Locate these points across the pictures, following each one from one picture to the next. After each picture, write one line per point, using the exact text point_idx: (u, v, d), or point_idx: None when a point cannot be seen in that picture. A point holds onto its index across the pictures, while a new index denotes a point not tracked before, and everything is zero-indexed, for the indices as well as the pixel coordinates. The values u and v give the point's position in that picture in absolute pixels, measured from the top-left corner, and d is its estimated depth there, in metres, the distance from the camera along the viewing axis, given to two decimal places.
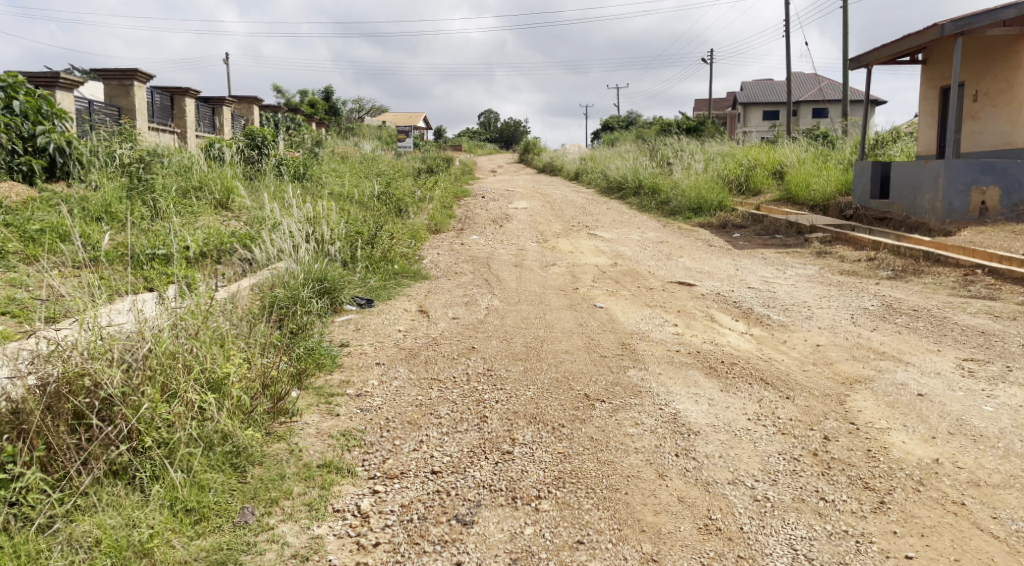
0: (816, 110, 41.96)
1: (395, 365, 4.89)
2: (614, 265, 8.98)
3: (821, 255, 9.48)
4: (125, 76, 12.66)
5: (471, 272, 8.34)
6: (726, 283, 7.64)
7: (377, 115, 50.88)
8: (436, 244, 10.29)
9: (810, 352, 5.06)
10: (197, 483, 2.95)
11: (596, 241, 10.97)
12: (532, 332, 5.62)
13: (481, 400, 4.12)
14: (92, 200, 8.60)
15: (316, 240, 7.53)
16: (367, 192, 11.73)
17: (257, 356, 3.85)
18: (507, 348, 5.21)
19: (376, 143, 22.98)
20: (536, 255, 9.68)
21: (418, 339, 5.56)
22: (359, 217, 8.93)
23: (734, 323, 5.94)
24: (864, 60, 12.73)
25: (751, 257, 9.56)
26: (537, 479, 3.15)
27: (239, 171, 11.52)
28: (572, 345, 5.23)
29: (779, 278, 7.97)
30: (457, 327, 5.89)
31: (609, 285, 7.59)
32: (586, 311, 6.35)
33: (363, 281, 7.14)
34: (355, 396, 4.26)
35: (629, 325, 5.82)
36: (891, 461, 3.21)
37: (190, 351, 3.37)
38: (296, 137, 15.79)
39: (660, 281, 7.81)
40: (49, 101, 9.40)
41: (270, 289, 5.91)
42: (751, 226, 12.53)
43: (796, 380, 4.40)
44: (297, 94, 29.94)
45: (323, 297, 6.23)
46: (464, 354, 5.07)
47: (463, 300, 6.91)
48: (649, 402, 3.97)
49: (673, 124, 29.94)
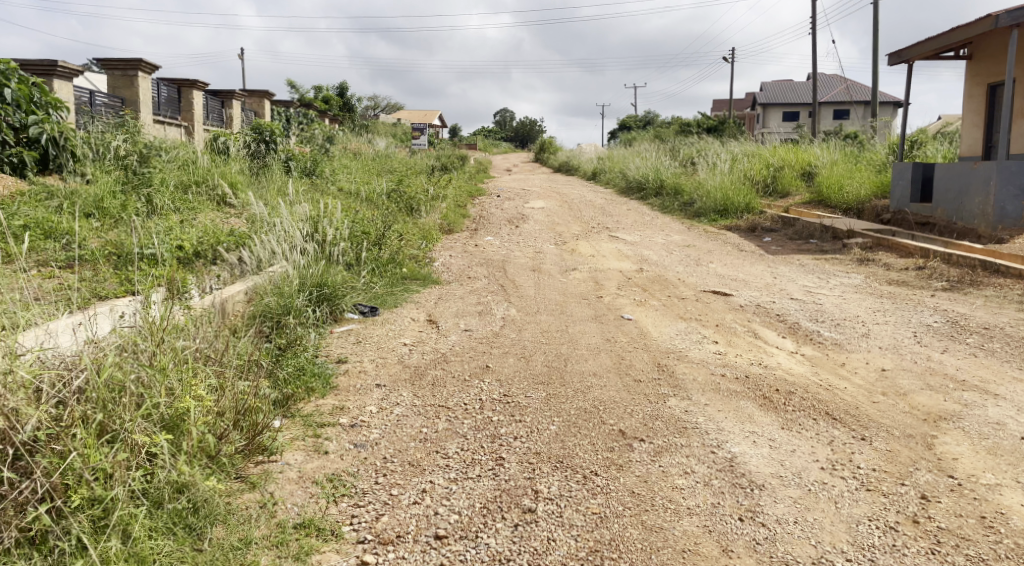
0: (838, 113, 41.13)
1: (398, 388, 4.26)
2: (640, 271, 8.31)
3: (863, 263, 8.77)
4: (129, 66, 12.07)
5: (485, 276, 7.72)
6: (766, 292, 6.97)
7: (393, 112, 50.34)
8: (448, 245, 9.67)
9: (876, 379, 4.39)
10: (137, 555, 2.33)
11: (618, 244, 10.32)
12: (554, 349, 4.97)
13: (496, 436, 3.48)
14: (83, 195, 8.04)
15: (317, 241, 6.93)
16: (376, 189, 11.13)
17: (231, 380, 3.23)
18: (526, 368, 4.57)
19: (389, 139, 22.40)
20: (555, 258, 9.04)
21: (426, 355, 4.94)
22: (366, 216, 8.31)
23: (781, 342, 5.30)
24: (904, 55, 12.01)
25: (786, 263, 8.88)
26: (567, 551, 2.55)
27: (244, 167, 10.93)
28: (600, 366, 4.57)
29: (822, 287, 7.27)
30: (469, 341, 5.26)
31: (636, 294, 6.96)
32: (614, 324, 5.70)
33: (368, 287, 6.53)
34: (348, 428, 3.63)
35: (663, 342, 5.17)
36: (1016, 535, 2.58)
37: (141, 382, 2.75)
38: (306, 132, 15.20)
39: (691, 289, 7.14)
40: (43, 90, 8.82)
41: (261, 296, 5.29)
42: (782, 230, 11.83)
43: (868, 415, 3.73)
44: (311, 90, 29.45)
45: (322, 304, 5.62)
46: (476, 376, 4.43)
47: (476, 308, 6.29)
48: (697, 444, 3.32)
49: (694, 123, 29.16)
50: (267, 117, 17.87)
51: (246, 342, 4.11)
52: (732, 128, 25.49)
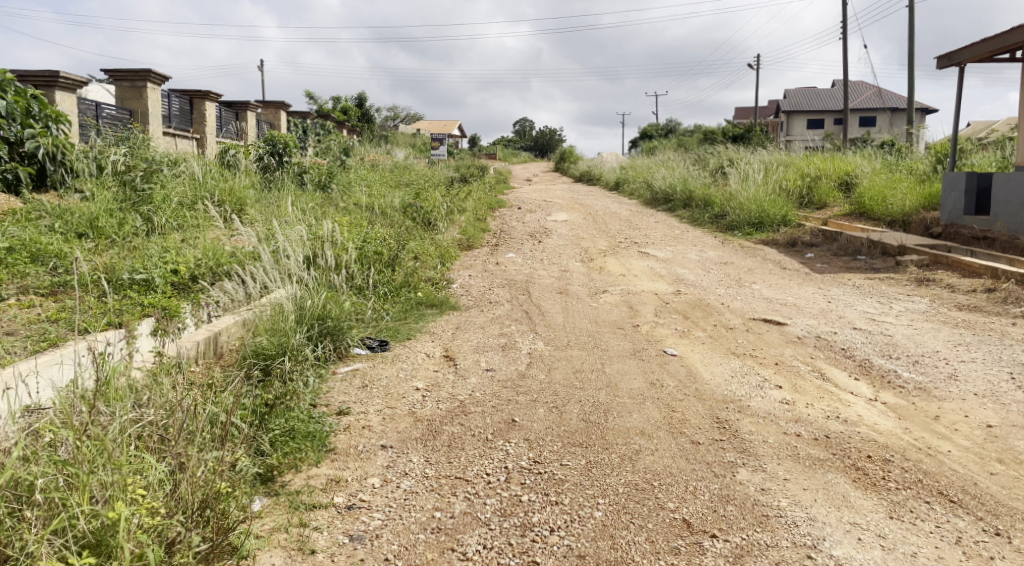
0: (864, 120, 40.11)
1: (407, 451, 3.57)
2: (677, 293, 7.57)
3: (922, 283, 7.97)
4: (137, 77, 11.53)
5: (508, 300, 7.03)
6: (823, 320, 6.21)
7: (412, 123, 49.86)
8: (468, 263, 9.00)
9: (987, 439, 3.64)
10: None
11: (650, 261, 9.57)
12: (591, 396, 4.27)
13: (526, 527, 2.84)
14: (76, 215, 7.40)
15: (319, 269, 6.33)
16: (391, 203, 10.48)
17: (190, 460, 2.60)
18: (560, 423, 3.84)
19: (408, 150, 21.76)
20: (582, 278, 8.31)
21: (441, 404, 4.23)
22: (378, 232, 7.67)
23: (855, 385, 4.56)
24: (955, 57, 11.21)
25: (838, 284, 8.10)
26: None
27: (255, 182, 10.35)
28: (647, 421, 3.84)
29: (886, 313, 6.50)
30: (491, 384, 4.57)
31: (678, 322, 6.23)
32: (656, 361, 4.99)
33: (377, 317, 5.86)
34: (344, 511, 2.97)
35: (717, 386, 4.43)
36: None
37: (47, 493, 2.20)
38: (322, 144, 14.60)
39: (739, 316, 6.39)
40: (42, 102, 8.22)
41: (254, 337, 4.64)
42: (823, 245, 11.03)
43: (994, 495, 3.00)
44: (330, 101, 28.90)
45: (324, 341, 5.01)
46: (500, 434, 3.73)
47: (499, 341, 5.60)
48: (787, 543, 2.66)
49: (719, 132, 28.34)
50: (283, 128, 17.26)
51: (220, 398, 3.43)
52: (758, 135, 24.63)
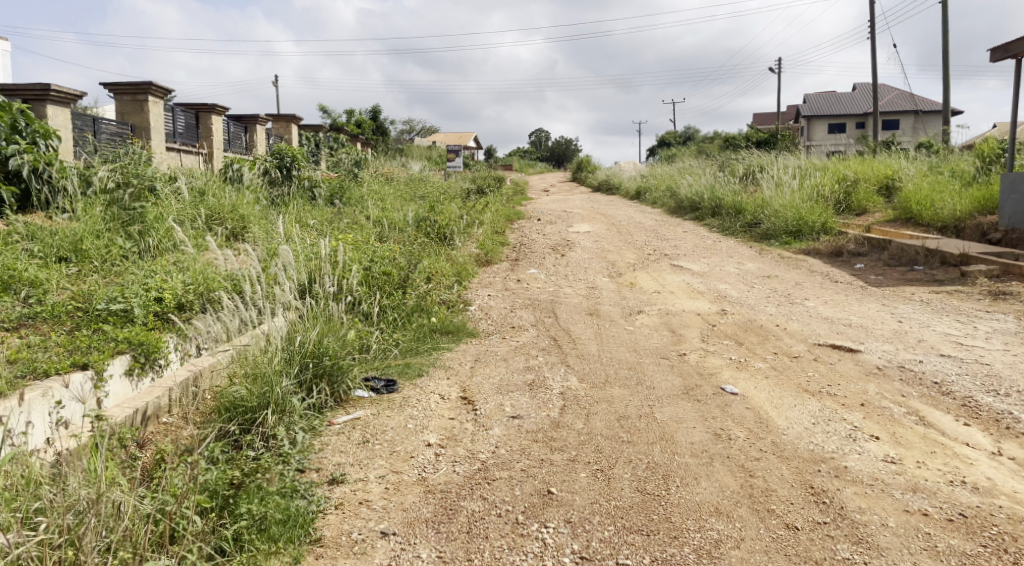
0: (889, 123, 38.99)
1: (414, 540, 2.77)
2: (723, 314, 6.70)
3: (998, 298, 7.07)
4: (139, 90, 10.77)
5: (533, 324, 6.22)
6: (902, 345, 5.33)
7: (428, 137, 49.30)
8: (486, 281, 8.19)
9: None
10: None
11: (686, 276, 8.70)
12: (640, 453, 3.43)
13: None
14: (58, 236, 6.58)
15: (319, 294, 5.52)
16: (402, 216, 9.69)
17: None
18: (609, 494, 3.02)
19: (423, 162, 21.02)
20: (613, 297, 7.46)
21: (458, 466, 3.41)
22: (388, 249, 6.86)
23: (969, 434, 3.69)
24: (1012, 48, 10.30)
25: (903, 299, 7.20)
26: None
27: (259, 198, 9.62)
28: (720, 491, 3.01)
29: (971, 336, 5.60)
30: (519, 437, 3.74)
31: (733, 349, 5.37)
32: (716, 404, 4.13)
33: (384, 351, 5.05)
34: None
35: (800, 439, 3.57)
36: None
37: None
38: (336, 160, 13.92)
39: (802, 342, 5.51)
40: (29, 116, 7.42)
41: (232, 382, 3.87)
42: (872, 254, 10.12)
43: None
44: (345, 114, 28.22)
45: (318, 383, 4.23)
46: (533, 513, 2.91)
47: (525, 376, 4.78)
48: None
49: (742, 138, 27.42)
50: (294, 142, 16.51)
51: (162, 486, 2.66)
52: (782, 140, 23.67)
